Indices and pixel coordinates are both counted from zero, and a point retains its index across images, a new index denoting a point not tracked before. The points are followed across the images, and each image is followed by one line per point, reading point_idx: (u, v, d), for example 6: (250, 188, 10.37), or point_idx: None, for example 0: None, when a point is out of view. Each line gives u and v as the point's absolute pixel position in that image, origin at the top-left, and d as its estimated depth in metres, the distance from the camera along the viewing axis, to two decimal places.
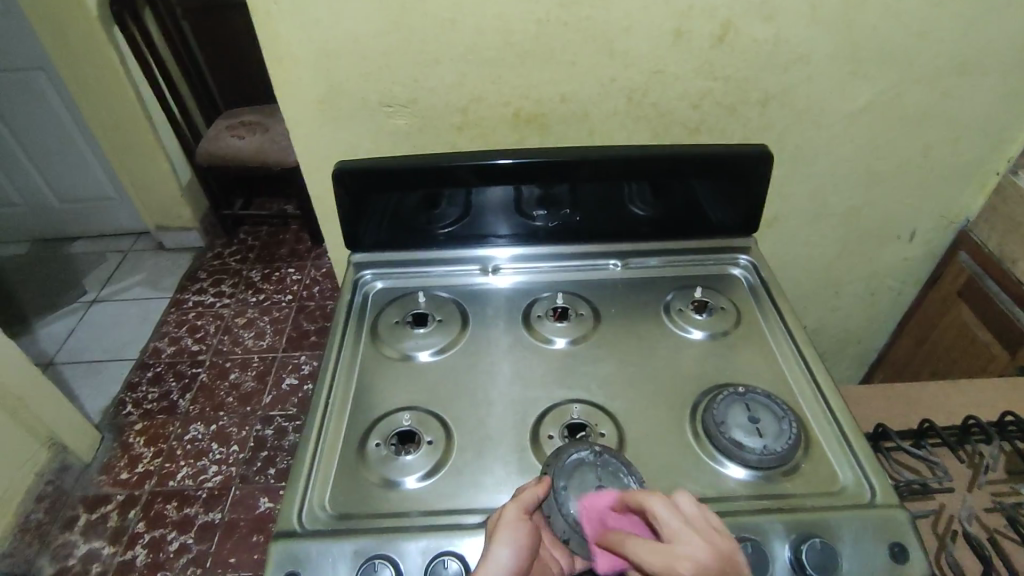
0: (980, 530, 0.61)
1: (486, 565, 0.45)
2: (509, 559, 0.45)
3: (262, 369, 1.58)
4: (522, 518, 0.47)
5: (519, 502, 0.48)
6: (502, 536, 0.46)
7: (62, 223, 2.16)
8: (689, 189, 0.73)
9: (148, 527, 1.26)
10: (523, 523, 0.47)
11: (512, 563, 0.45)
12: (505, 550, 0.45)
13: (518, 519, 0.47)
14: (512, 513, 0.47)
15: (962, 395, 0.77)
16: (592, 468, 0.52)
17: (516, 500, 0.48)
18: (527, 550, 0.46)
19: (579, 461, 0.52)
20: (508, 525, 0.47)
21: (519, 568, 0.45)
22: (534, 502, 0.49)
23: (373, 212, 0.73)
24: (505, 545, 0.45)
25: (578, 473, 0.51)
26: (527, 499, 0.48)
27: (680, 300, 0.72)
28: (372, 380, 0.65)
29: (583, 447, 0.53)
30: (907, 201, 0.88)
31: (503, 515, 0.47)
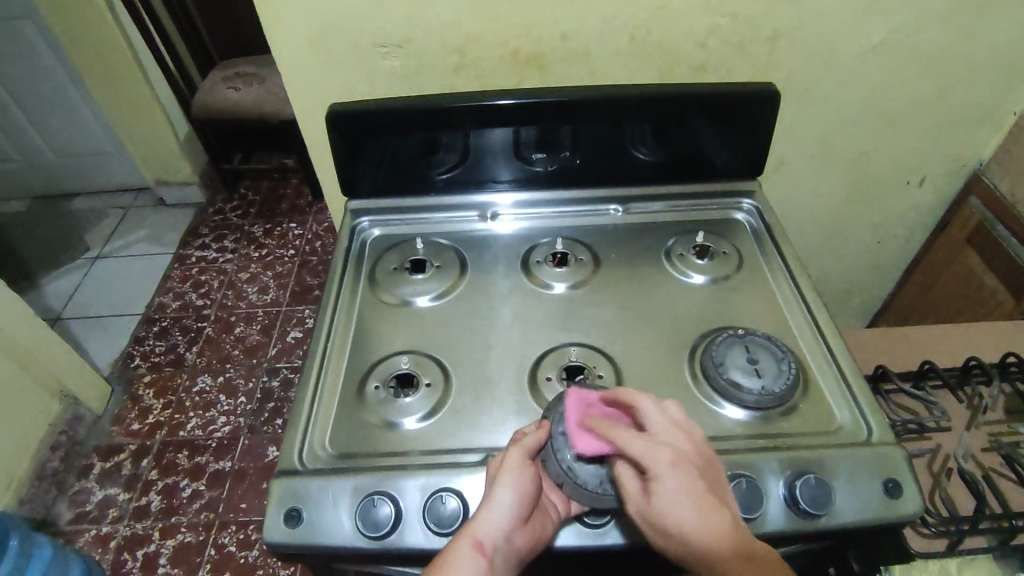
0: (975, 467, 0.61)
1: (489, 507, 0.46)
2: (512, 502, 0.46)
3: (266, 322, 1.59)
4: (525, 462, 0.48)
5: (522, 447, 0.49)
6: (505, 480, 0.47)
7: (61, 179, 2.14)
8: (693, 131, 0.70)
9: (160, 475, 1.30)
10: (526, 468, 0.48)
11: (514, 506, 0.46)
12: (508, 493, 0.46)
13: (521, 464, 0.48)
14: (514, 457, 0.48)
15: (965, 341, 0.76)
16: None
17: (518, 445, 0.49)
18: (529, 494, 0.47)
19: None
20: (511, 469, 0.47)
21: (521, 511, 0.46)
22: (535, 447, 0.49)
23: (369, 157, 0.71)
24: (508, 489, 0.46)
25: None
26: (529, 444, 0.49)
27: (681, 245, 0.71)
28: (371, 325, 0.65)
29: (586, 392, 0.52)
30: (918, 144, 0.85)
31: (506, 459, 0.48)
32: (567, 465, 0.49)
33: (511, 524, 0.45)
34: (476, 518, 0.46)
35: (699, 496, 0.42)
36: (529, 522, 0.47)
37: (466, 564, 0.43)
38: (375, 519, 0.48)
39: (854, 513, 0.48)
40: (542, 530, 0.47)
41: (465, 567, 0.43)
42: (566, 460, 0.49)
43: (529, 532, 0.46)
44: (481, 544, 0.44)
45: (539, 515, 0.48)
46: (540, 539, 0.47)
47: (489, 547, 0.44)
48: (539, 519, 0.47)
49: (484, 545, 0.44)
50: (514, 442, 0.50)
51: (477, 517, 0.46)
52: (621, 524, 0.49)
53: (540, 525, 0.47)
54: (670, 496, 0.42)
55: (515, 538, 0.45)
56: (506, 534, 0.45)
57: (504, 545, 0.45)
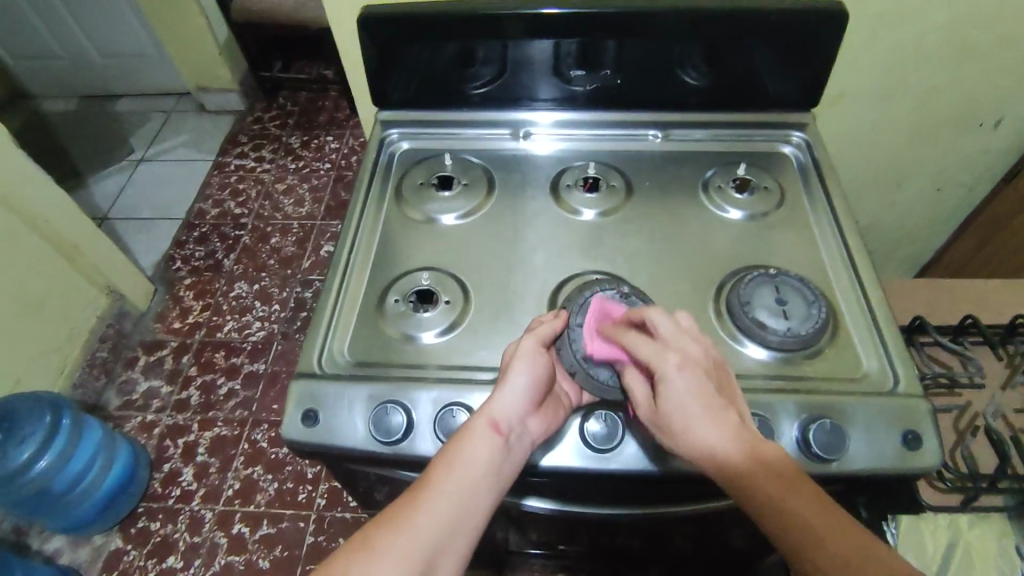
0: (1004, 427, 0.59)
1: (503, 390, 0.47)
2: (526, 386, 0.47)
3: (301, 234, 1.61)
4: (540, 351, 0.49)
5: (537, 335, 0.50)
6: (519, 365, 0.48)
7: (106, 79, 2.16)
8: (748, 53, 0.65)
9: (199, 371, 1.37)
10: (540, 356, 0.49)
11: (527, 390, 0.47)
12: (522, 378, 0.48)
13: (535, 351, 0.49)
14: (529, 344, 0.49)
15: (1015, 298, 0.72)
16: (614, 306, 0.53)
17: (532, 333, 0.50)
18: (541, 380, 0.48)
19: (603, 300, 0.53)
20: (525, 357, 0.49)
21: (535, 397, 0.48)
22: (550, 336, 0.51)
23: (402, 66, 0.68)
24: (521, 374, 0.48)
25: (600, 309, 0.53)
26: (545, 332, 0.51)
27: (721, 177, 0.67)
28: (395, 240, 0.64)
29: (608, 287, 0.54)
30: (999, 82, 0.77)
31: (521, 347, 0.49)
32: (580, 355, 0.51)
33: (525, 407, 0.47)
34: (491, 399, 0.47)
35: (708, 397, 0.44)
36: (541, 408, 0.49)
37: (482, 440, 0.45)
38: (387, 425, 0.50)
39: (868, 459, 0.47)
40: (554, 416, 0.49)
41: (482, 443, 0.45)
42: (580, 350, 0.51)
43: (541, 417, 0.48)
44: (496, 424, 0.46)
45: (550, 403, 0.49)
46: (553, 423, 0.49)
47: (504, 427, 0.46)
48: (550, 406, 0.49)
49: (499, 424, 0.46)
50: (530, 329, 0.51)
51: (492, 399, 0.47)
52: (624, 449, 0.49)
53: (552, 411, 0.49)
54: (680, 398, 0.44)
55: (528, 421, 0.47)
56: (521, 415, 0.47)
57: (518, 425, 0.47)
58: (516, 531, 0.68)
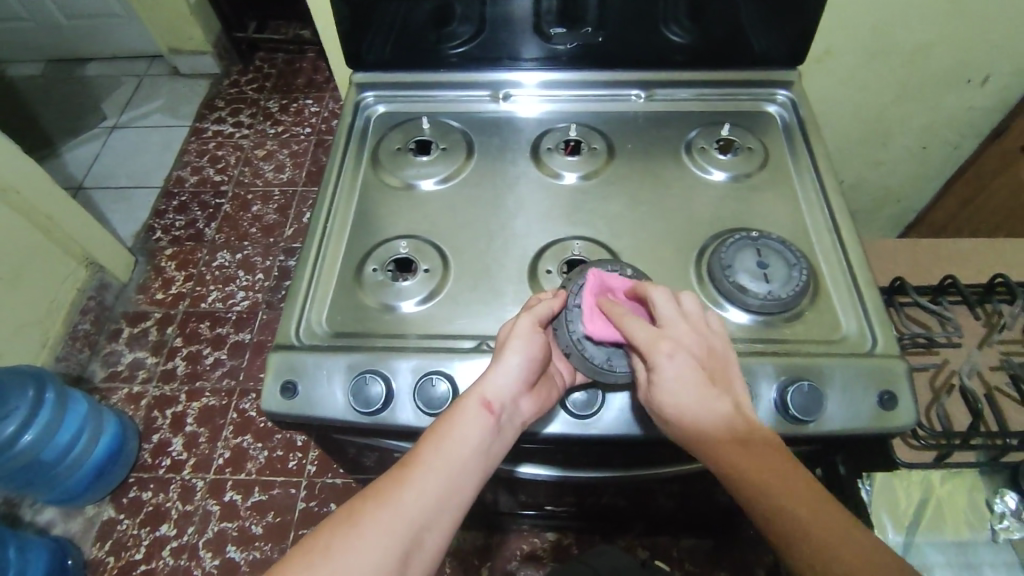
0: (979, 385, 0.60)
1: (496, 370, 0.47)
2: (519, 367, 0.47)
3: (283, 202, 1.58)
4: (536, 330, 0.48)
5: (534, 314, 0.49)
6: (515, 344, 0.47)
7: (73, 42, 2.07)
8: (732, 6, 0.63)
9: (185, 342, 1.36)
10: (535, 335, 0.48)
11: (521, 371, 0.47)
12: (517, 358, 0.47)
13: (531, 331, 0.48)
14: (525, 323, 0.48)
15: (996, 256, 0.72)
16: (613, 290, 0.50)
17: (530, 312, 0.49)
18: (536, 362, 0.47)
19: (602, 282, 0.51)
20: (521, 336, 0.48)
21: (528, 378, 0.47)
22: (547, 316, 0.49)
23: (377, 23, 0.66)
24: (516, 354, 0.47)
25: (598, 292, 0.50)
26: (541, 312, 0.49)
27: (704, 138, 0.66)
28: (373, 206, 0.63)
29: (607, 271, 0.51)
30: (988, 36, 0.76)
31: (517, 326, 0.48)
32: (576, 336, 0.49)
33: (518, 388, 0.47)
34: (484, 378, 0.47)
35: (699, 388, 0.44)
36: (535, 389, 0.48)
37: (472, 419, 0.45)
38: (366, 396, 0.50)
39: (843, 420, 0.48)
40: (548, 397, 0.48)
41: (472, 423, 0.45)
42: (576, 331, 0.49)
43: (535, 398, 0.48)
44: (488, 403, 0.46)
45: (546, 383, 0.49)
46: (546, 404, 0.48)
47: (496, 407, 0.46)
48: (545, 386, 0.48)
49: (491, 404, 0.46)
50: (527, 308, 0.49)
51: (484, 378, 0.47)
52: (603, 415, 0.50)
53: (546, 392, 0.48)
54: (671, 384, 0.44)
55: (521, 402, 0.47)
56: (513, 396, 0.46)
57: (510, 406, 0.46)
58: (503, 494, 0.69)
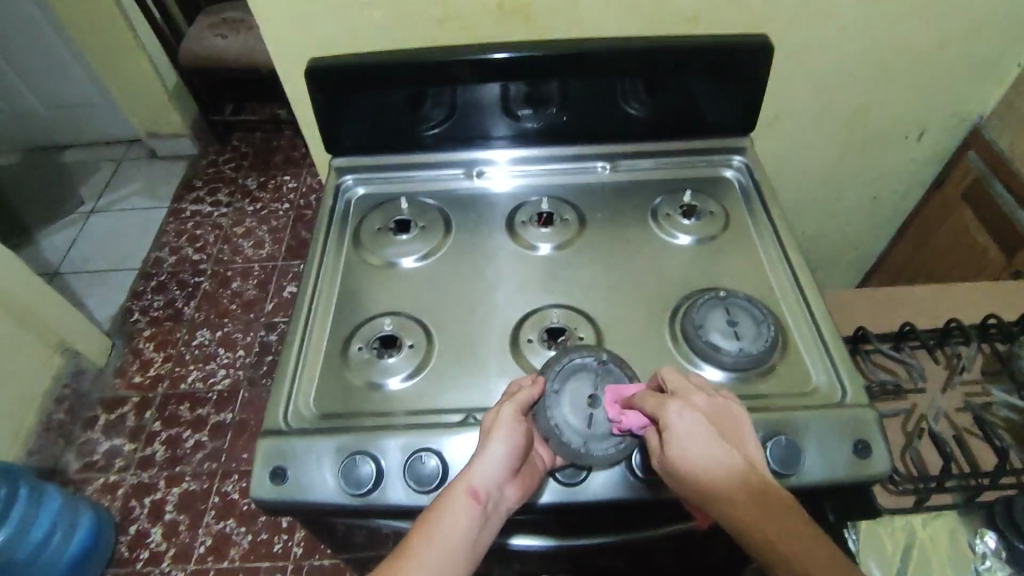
0: (947, 427, 0.63)
1: (482, 458, 0.47)
2: (505, 455, 0.47)
3: (263, 277, 1.60)
4: (518, 418, 0.49)
5: (516, 403, 0.50)
6: (499, 433, 0.48)
7: (50, 131, 2.11)
8: (686, 86, 0.68)
9: (164, 426, 1.33)
10: (518, 423, 0.49)
11: (507, 460, 0.47)
12: (502, 447, 0.47)
13: (514, 419, 0.49)
14: (508, 412, 0.49)
15: (950, 300, 0.77)
16: (591, 374, 0.53)
17: (512, 400, 0.50)
18: (520, 449, 0.48)
19: (580, 367, 0.53)
20: (505, 424, 0.48)
21: (513, 465, 0.47)
22: (528, 402, 0.51)
23: (353, 112, 0.70)
24: (501, 443, 0.47)
25: (575, 378, 0.53)
26: (522, 400, 0.51)
27: (669, 204, 0.70)
28: (356, 286, 0.65)
29: (587, 354, 0.54)
30: (918, 97, 0.83)
31: (500, 414, 0.49)
32: (555, 421, 0.51)
33: (503, 476, 0.47)
34: (470, 467, 0.47)
35: (711, 439, 0.45)
36: (519, 476, 0.48)
37: (461, 510, 0.45)
38: (356, 477, 0.50)
39: (823, 471, 0.49)
40: (530, 483, 0.49)
41: (461, 513, 0.45)
42: (554, 417, 0.51)
43: (519, 484, 0.48)
44: (475, 493, 0.46)
45: (528, 469, 0.49)
46: (528, 490, 0.48)
47: (483, 496, 0.46)
48: (527, 472, 0.49)
49: (478, 493, 0.46)
50: (509, 396, 0.51)
51: (471, 467, 0.47)
52: (589, 484, 0.51)
53: (529, 478, 0.49)
54: (684, 438, 0.46)
55: (506, 490, 0.47)
56: (499, 484, 0.47)
57: (495, 494, 0.46)
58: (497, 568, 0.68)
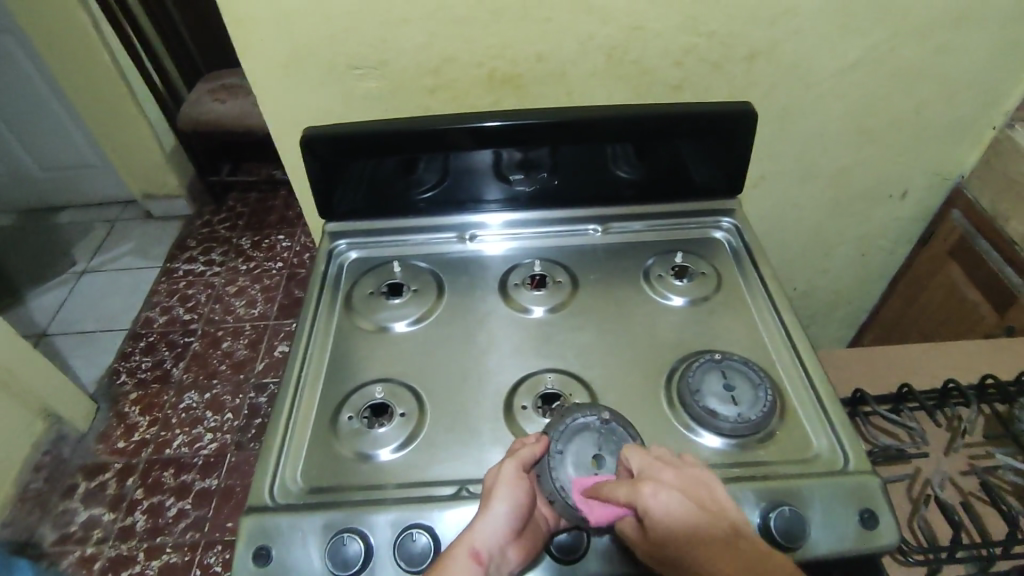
0: (953, 493, 0.62)
1: (484, 517, 0.46)
2: (507, 515, 0.46)
3: (254, 336, 1.59)
4: (520, 476, 0.48)
5: (518, 460, 0.49)
6: (501, 492, 0.47)
7: (47, 193, 2.13)
8: (673, 150, 0.70)
9: (146, 494, 1.28)
10: (520, 481, 0.48)
11: (508, 519, 0.46)
12: (503, 505, 0.46)
13: (516, 477, 0.48)
14: (510, 470, 0.48)
15: (944, 359, 0.77)
16: (595, 433, 0.51)
17: (514, 457, 0.49)
18: (522, 508, 0.47)
19: (584, 426, 0.52)
20: (506, 482, 0.48)
21: (515, 525, 0.46)
22: (530, 461, 0.50)
23: (346, 178, 0.70)
24: (503, 502, 0.47)
25: (580, 437, 0.51)
26: (525, 457, 0.49)
27: (660, 265, 0.70)
28: (347, 352, 0.64)
29: (589, 413, 0.52)
30: (898, 158, 0.85)
31: (502, 472, 0.48)
32: (559, 482, 0.49)
33: (506, 536, 0.46)
34: (471, 527, 0.46)
35: (692, 520, 0.42)
36: (521, 537, 0.47)
37: (462, 572, 0.43)
38: (343, 557, 0.48)
39: (830, 543, 0.47)
40: (535, 543, 0.47)
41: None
42: (559, 478, 0.49)
43: (522, 545, 0.46)
44: (477, 554, 0.44)
45: (531, 528, 0.48)
46: (532, 552, 0.47)
47: (485, 557, 0.44)
48: (531, 532, 0.47)
49: (480, 554, 0.44)
50: (510, 453, 0.50)
51: (472, 528, 0.46)
52: (587, 559, 0.48)
53: (532, 538, 0.47)
54: (666, 525, 0.43)
55: (508, 550, 0.46)
56: (501, 545, 0.45)
57: (497, 556, 0.45)
58: None
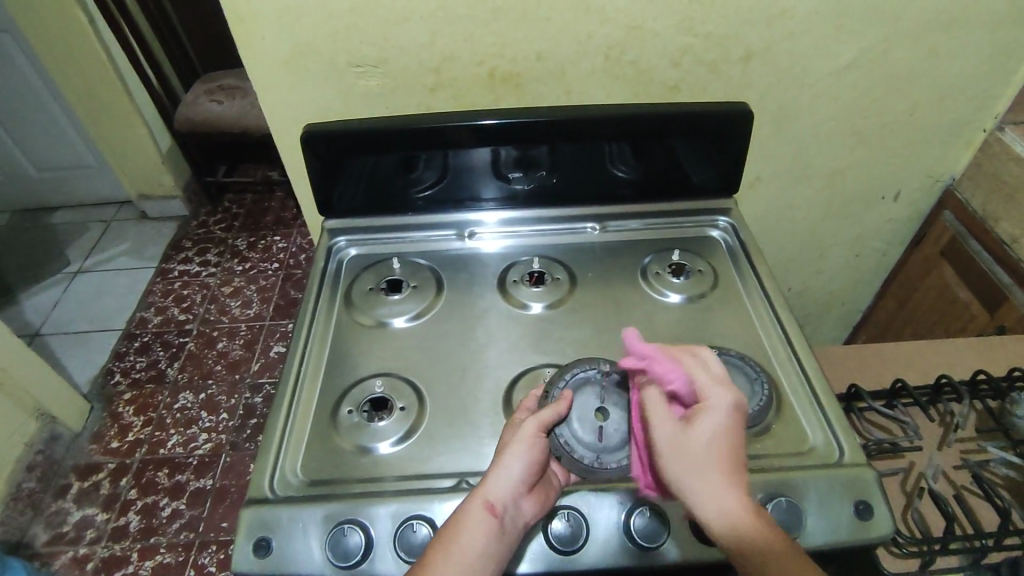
0: (946, 486, 0.63)
1: (499, 472, 0.48)
2: (523, 470, 0.47)
3: (249, 337, 1.59)
4: (537, 434, 0.50)
5: (538, 419, 0.51)
6: (517, 448, 0.49)
7: (42, 193, 2.12)
8: (670, 149, 0.70)
9: (140, 494, 1.28)
10: (536, 439, 0.50)
11: (523, 473, 0.47)
12: (519, 461, 0.48)
13: (533, 435, 0.50)
14: (528, 428, 0.50)
15: (936, 357, 0.78)
16: (596, 386, 0.55)
17: (533, 417, 0.51)
18: (536, 463, 0.49)
19: (585, 379, 0.55)
20: (523, 439, 0.49)
21: (528, 479, 0.48)
22: (550, 420, 0.51)
23: (345, 175, 0.71)
24: (518, 457, 0.48)
25: (583, 390, 0.54)
26: (544, 416, 0.51)
27: (658, 263, 0.71)
28: (346, 347, 0.64)
29: (589, 367, 0.56)
30: (891, 160, 0.86)
31: (521, 430, 0.50)
32: (564, 438, 0.52)
33: (520, 490, 0.47)
34: (486, 482, 0.47)
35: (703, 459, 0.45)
36: (534, 491, 0.48)
37: (477, 522, 0.45)
38: (344, 548, 0.48)
39: (826, 535, 0.48)
40: (547, 499, 0.49)
41: (477, 526, 0.45)
42: (563, 434, 0.52)
43: (535, 499, 0.48)
44: (492, 506, 0.46)
45: (543, 485, 0.49)
46: (545, 506, 0.48)
47: (499, 509, 0.46)
48: (543, 488, 0.49)
49: (495, 506, 0.46)
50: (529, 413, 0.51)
51: (488, 482, 0.47)
52: (587, 551, 0.48)
53: (544, 493, 0.49)
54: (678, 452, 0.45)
55: (522, 503, 0.47)
56: (516, 498, 0.47)
57: (512, 509, 0.46)
58: None
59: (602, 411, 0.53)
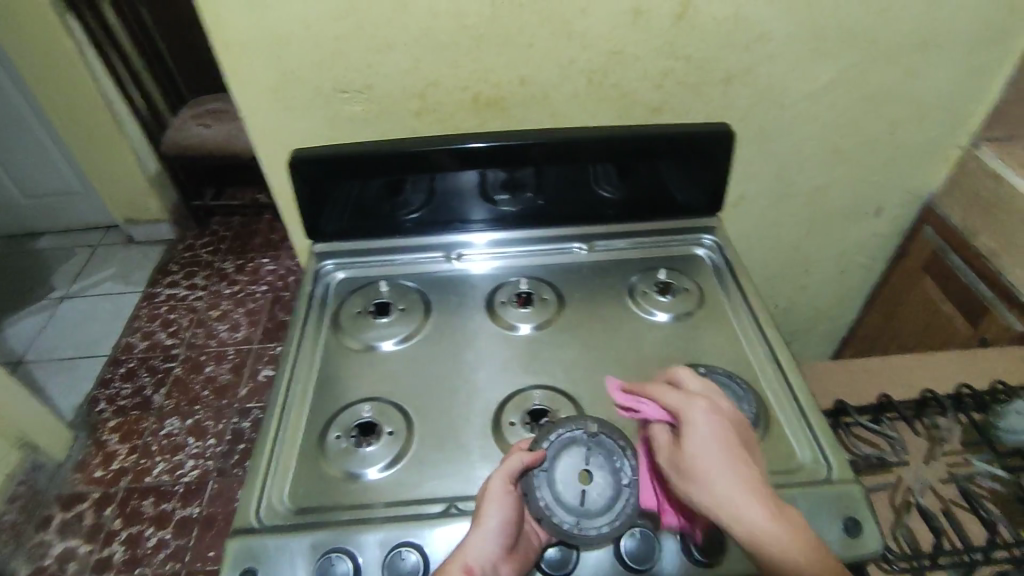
0: (935, 500, 0.63)
1: (475, 533, 0.46)
2: (499, 529, 0.46)
3: (237, 361, 1.57)
4: (508, 490, 0.49)
5: (506, 472, 0.49)
6: (491, 508, 0.47)
7: (27, 219, 2.11)
8: (654, 170, 0.71)
9: (125, 524, 1.25)
10: (509, 496, 0.48)
11: (499, 534, 0.46)
12: (494, 520, 0.47)
13: (505, 492, 0.48)
14: (497, 485, 0.48)
15: (921, 370, 0.78)
16: (583, 448, 0.51)
17: (501, 469, 0.49)
18: (510, 523, 0.47)
19: (572, 440, 0.51)
20: (493, 497, 0.48)
21: (506, 541, 0.46)
22: (519, 471, 0.49)
23: (332, 200, 0.71)
24: (493, 517, 0.47)
25: (567, 453, 0.51)
26: (512, 468, 0.49)
27: (644, 282, 0.72)
28: (335, 371, 0.64)
29: (576, 425, 0.52)
30: (870, 178, 0.88)
31: (490, 486, 0.49)
32: (544, 501, 0.49)
33: (498, 551, 0.46)
34: (464, 543, 0.46)
35: (731, 442, 0.46)
36: (513, 553, 0.47)
37: None
38: None
39: None
40: (525, 562, 0.47)
41: None
42: (544, 496, 0.49)
43: (513, 561, 0.47)
44: (470, 569, 0.44)
45: (521, 546, 0.48)
46: (523, 568, 0.47)
47: (478, 572, 0.44)
48: (521, 550, 0.48)
49: (473, 568, 0.44)
50: (498, 466, 0.50)
51: (464, 544, 0.46)
52: (578, 574, 0.48)
53: (523, 556, 0.47)
54: (707, 433, 0.46)
55: (501, 567, 0.46)
56: (493, 560, 0.45)
57: (491, 573, 0.45)
58: None
59: (587, 473, 0.50)
